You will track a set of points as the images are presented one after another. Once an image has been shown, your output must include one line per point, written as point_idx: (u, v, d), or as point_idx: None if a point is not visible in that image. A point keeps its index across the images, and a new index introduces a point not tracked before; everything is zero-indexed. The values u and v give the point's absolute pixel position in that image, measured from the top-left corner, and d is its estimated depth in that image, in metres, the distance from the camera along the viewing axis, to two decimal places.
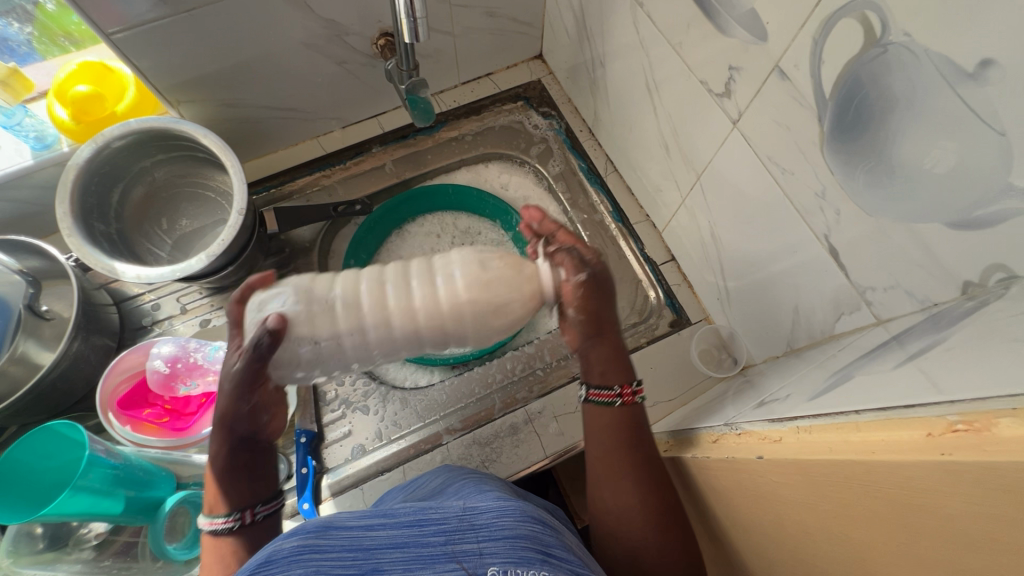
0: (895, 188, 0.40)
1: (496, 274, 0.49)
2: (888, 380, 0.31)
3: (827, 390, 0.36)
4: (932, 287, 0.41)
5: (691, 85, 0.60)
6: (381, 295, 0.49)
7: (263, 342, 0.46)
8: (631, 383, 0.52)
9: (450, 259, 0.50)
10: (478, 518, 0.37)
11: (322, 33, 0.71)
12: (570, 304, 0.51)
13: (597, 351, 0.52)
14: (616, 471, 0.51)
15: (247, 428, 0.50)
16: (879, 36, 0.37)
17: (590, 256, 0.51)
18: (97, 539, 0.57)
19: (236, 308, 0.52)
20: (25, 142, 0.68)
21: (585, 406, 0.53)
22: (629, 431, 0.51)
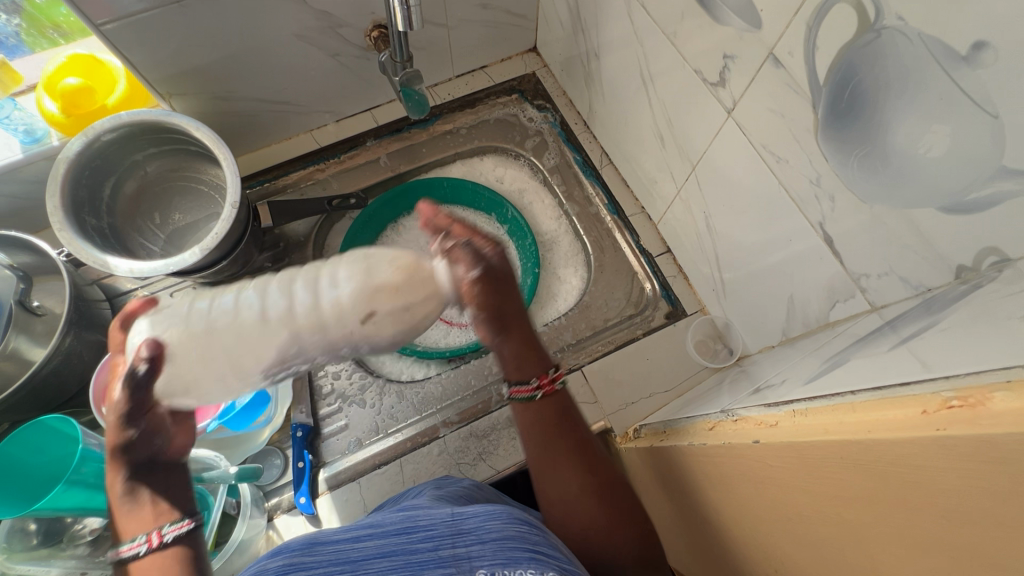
0: (889, 174, 0.40)
1: (386, 280, 0.44)
2: (884, 362, 0.31)
3: (823, 374, 0.36)
4: (926, 273, 0.41)
5: (686, 75, 0.60)
6: (292, 301, 0.44)
7: (139, 371, 0.46)
8: (548, 371, 0.51)
9: (334, 265, 0.45)
10: (466, 523, 0.38)
11: (314, 25, 0.71)
12: (469, 302, 0.48)
13: (507, 347, 0.51)
14: (550, 460, 0.51)
15: (140, 451, 0.47)
16: (872, 22, 0.37)
17: (486, 250, 0.48)
18: (92, 535, 0.56)
19: (132, 341, 0.48)
20: (14, 136, 0.67)
21: (511, 403, 0.52)
22: (550, 416, 0.52)
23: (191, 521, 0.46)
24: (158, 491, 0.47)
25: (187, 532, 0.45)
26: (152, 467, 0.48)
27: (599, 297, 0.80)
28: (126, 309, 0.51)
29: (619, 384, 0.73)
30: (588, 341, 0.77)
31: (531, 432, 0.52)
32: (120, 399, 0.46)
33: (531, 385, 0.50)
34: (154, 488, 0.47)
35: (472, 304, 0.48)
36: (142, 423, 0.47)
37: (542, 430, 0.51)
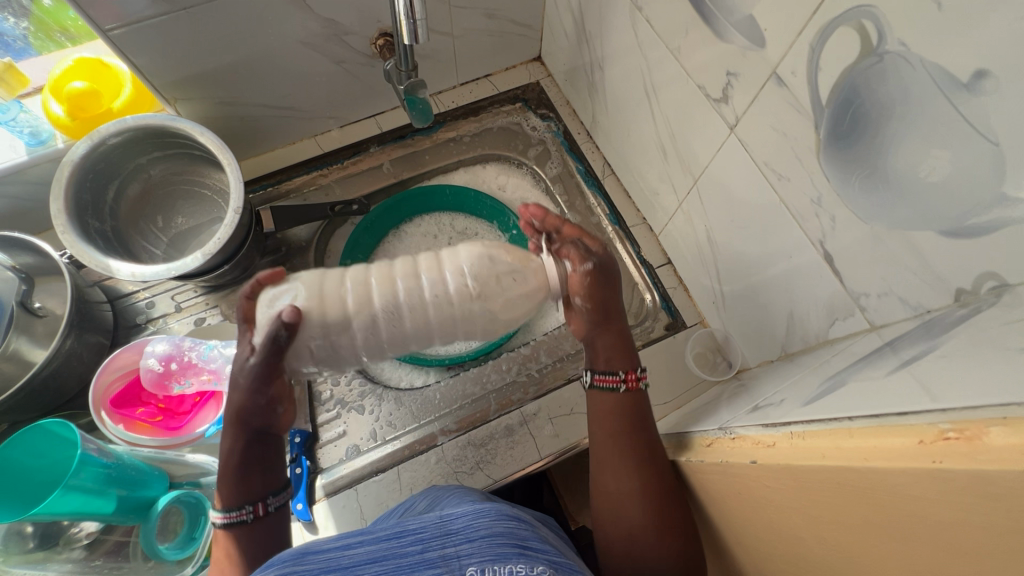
0: (890, 195, 0.41)
1: (507, 268, 0.50)
2: (879, 388, 0.31)
3: (820, 396, 0.36)
4: (925, 294, 0.41)
5: (689, 90, 0.60)
6: (369, 289, 0.48)
7: (280, 336, 0.46)
8: (635, 369, 0.53)
9: (456, 250, 0.51)
10: (454, 523, 0.38)
11: (320, 33, 0.71)
12: (575, 293, 0.52)
13: (603, 338, 0.54)
14: (609, 459, 0.51)
15: (260, 418, 0.50)
16: (874, 45, 0.38)
17: (596, 248, 0.53)
18: (88, 538, 0.57)
19: (247, 304, 0.50)
20: (19, 138, 0.67)
21: (590, 392, 0.54)
22: (631, 415, 0.52)
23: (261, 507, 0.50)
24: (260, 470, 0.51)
25: (248, 520, 0.49)
26: (265, 438, 0.51)
27: None
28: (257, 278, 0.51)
29: None
30: None
31: (606, 433, 0.52)
32: (248, 373, 0.48)
33: (618, 376, 0.52)
34: (256, 468, 0.51)
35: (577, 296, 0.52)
36: (270, 394, 0.50)
37: (608, 432, 0.52)
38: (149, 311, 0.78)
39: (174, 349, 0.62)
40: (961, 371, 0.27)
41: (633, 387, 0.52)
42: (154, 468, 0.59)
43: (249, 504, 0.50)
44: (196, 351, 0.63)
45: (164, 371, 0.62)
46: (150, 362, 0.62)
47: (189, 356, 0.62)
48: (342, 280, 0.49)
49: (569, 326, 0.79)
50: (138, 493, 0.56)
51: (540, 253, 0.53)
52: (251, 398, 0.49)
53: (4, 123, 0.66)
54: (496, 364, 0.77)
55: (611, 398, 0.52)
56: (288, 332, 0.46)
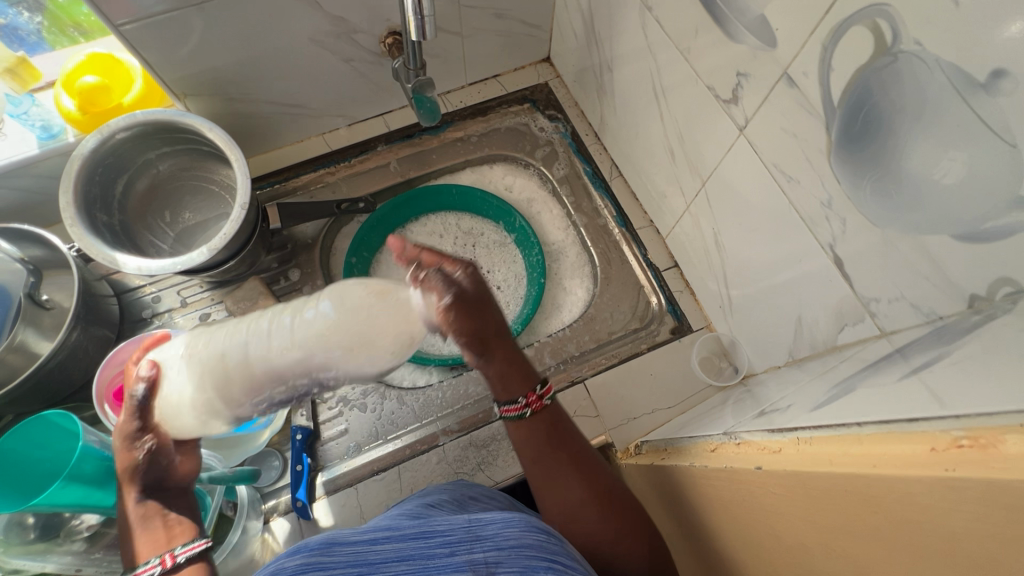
0: (902, 198, 0.40)
1: (368, 304, 0.47)
2: (889, 395, 0.31)
3: (828, 402, 0.35)
4: (937, 300, 0.40)
5: (699, 90, 0.59)
6: (304, 318, 0.46)
7: (139, 394, 0.49)
8: (535, 388, 0.52)
9: (319, 294, 0.48)
10: (484, 529, 0.39)
11: (330, 31, 0.71)
12: (447, 328, 0.50)
13: (495, 365, 0.52)
14: (552, 478, 0.51)
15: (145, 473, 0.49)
16: (889, 45, 0.37)
17: (456, 273, 0.51)
18: (88, 531, 0.56)
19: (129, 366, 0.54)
20: (31, 131, 0.67)
21: (504, 423, 0.53)
22: (549, 430, 0.52)
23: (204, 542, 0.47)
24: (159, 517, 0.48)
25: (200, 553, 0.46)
26: (161, 489, 0.50)
27: (604, 309, 0.80)
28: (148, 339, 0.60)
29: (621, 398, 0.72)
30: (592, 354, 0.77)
31: (530, 458, 0.52)
32: (121, 432, 0.49)
33: (519, 403, 0.51)
34: (154, 516, 0.48)
35: (460, 333, 0.50)
36: (152, 443, 0.49)
37: (539, 457, 0.52)
38: (156, 306, 0.79)
39: None
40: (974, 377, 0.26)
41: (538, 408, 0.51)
42: None
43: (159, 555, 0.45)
44: None
45: None
46: None
47: None
48: (277, 316, 0.47)
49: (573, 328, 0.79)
50: None
51: (410, 285, 0.50)
52: (129, 451, 0.49)
53: (15, 117, 0.67)
54: None
55: (522, 423, 0.51)
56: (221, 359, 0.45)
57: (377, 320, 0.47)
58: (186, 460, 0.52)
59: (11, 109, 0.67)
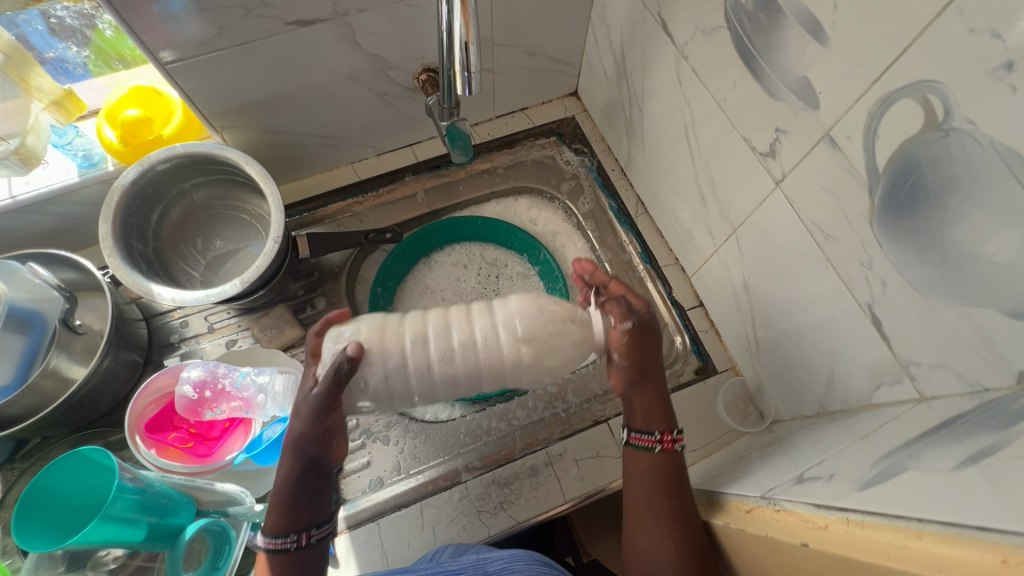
0: (950, 269, 0.40)
1: (552, 318, 0.50)
2: (945, 483, 0.30)
3: (876, 479, 0.35)
4: (983, 371, 0.40)
5: (734, 140, 0.60)
6: (382, 339, 0.49)
7: (342, 368, 0.46)
8: (672, 430, 0.52)
9: (506, 309, 0.51)
10: (490, 565, 0.46)
11: (366, 67, 0.72)
12: (614, 351, 0.51)
13: (641, 397, 0.53)
14: (639, 514, 0.51)
15: (315, 449, 0.49)
16: (940, 121, 0.37)
17: (638, 306, 0.52)
18: (114, 562, 0.58)
19: (315, 340, 0.52)
20: (72, 160, 0.69)
21: (625, 448, 0.54)
22: (664, 477, 0.51)
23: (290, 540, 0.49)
24: (309, 500, 0.50)
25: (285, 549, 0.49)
26: (320, 470, 0.50)
27: None
28: (326, 316, 0.52)
29: None
30: None
31: (638, 497, 0.52)
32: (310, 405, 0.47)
33: (654, 437, 0.51)
34: (307, 497, 0.50)
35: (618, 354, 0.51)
36: (327, 425, 0.49)
37: (647, 497, 0.51)
38: (183, 330, 0.79)
39: (208, 375, 0.62)
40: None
41: (669, 448, 0.51)
42: (183, 494, 0.59)
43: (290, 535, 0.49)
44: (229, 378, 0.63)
45: (198, 398, 0.62)
46: (185, 389, 0.62)
47: (222, 383, 0.62)
48: (403, 325, 0.50)
49: (598, 365, 0.78)
50: (166, 520, 0.56)
51: (589, 307, 0.52)
52: (310, 427, 0.48)
53: (59, 147, 0.68)
54: (521, 401, 0.76)
55: (648, 456, 0.52)
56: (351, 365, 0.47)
57: (558, 348, 0.51)
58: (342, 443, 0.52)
59: (56, 139, 0.68)
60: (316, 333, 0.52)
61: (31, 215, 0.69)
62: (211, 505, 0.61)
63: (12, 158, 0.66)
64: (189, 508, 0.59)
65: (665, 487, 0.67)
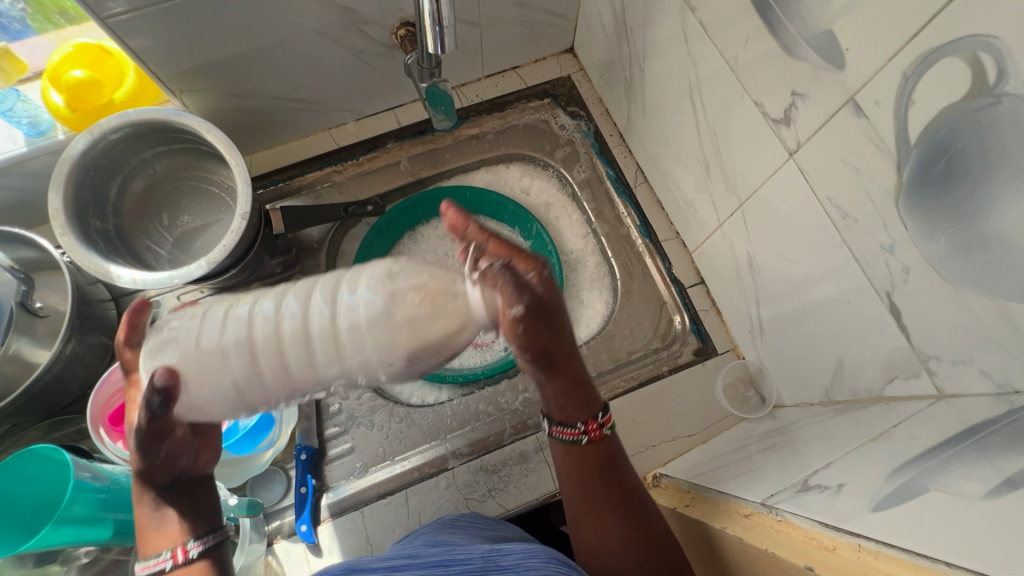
0: (987, 258, 0.35)
1: (415, 310, 0.42)
2: (976, 514, 0.26)
3: (891, 498, 0.31)
4: (1014, 372, 0.36)
5: (744, 104, 0.53)
6: (308, 309, 0.43)
7: (154, 401, 0.42)
8: (596, 416, 0.48)
9: (356, 272, 0.44)
10: (503, 559, 0.42)
11: (338, 22, 0.65)
12: (507, 338, 0.43)
13: (552, 385, 0.47)
14: (581, 505, 0.48)
15: (161, 476, 0.46)
16: (991, 85, 0.32)
17: (529, 279, 0.44)
18: (87, 556, 0.55)
19: (130, 352, 0.48)
20: (18, 128, 0.63)
21: (551, 441, 0.50)
22: (597, 465, 0.48)
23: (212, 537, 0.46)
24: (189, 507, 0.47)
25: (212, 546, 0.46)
26: (179, 487, 0.47)
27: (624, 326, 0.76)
28: (129, 308, 0.48)
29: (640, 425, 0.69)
30: (610, 376, 0.73)
31: (568, 484, 0.49)
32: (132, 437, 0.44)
33: (577, 429, 0.47)
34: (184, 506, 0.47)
35: (519, 348, 0.44)
36: (165, 451, 0.46)
37: (577, 483, 0.48)
38: (155, 311, 0.75)
39: None
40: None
41: (593, 436, 0.47)
42: None
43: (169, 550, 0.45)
44: None
45: None
46: None
47: None
48: (283, 296, 0.44)
49: (592, 346, 0.75)
50: None
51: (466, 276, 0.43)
52: (143, 460, 0.45)
53: (1, 113, 0.62)
54: (511, 384, 0.73)
55: (573, 446, 0.48)
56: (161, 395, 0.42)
57: (415, 327, 0.42)
58: (206, 450, 0.49)
59: None
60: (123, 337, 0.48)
61: None
62: None
63: None
64: None
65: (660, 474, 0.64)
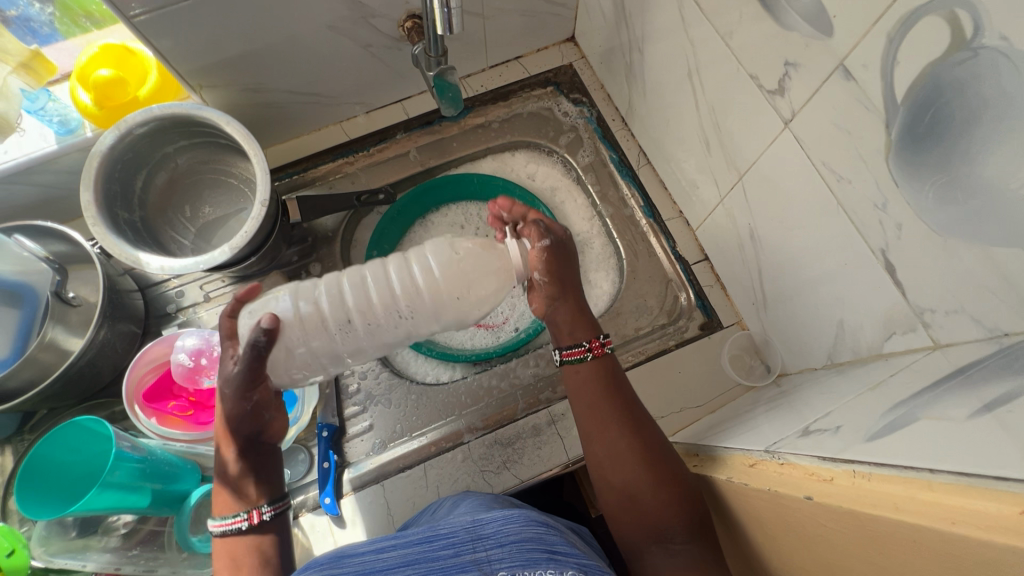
0: (974, 208, 0.37)
1: (468, 254, 0.59)
2: (964, 433, 0.28)
3: (885, 431, 0.33)
4: (1003, 316, 0.38)
5: (740, 79, 0.55)
6: (342, 291, 0.59)
7: (260, 342, 0.47)
8: (598, 336, 0.55)
9: (420, 250, 0.60)
10: (484, 529, 0.43)
11: (347, 16, 0.68)
12: (535, 267, 0.55)
13: (563, 309, 0.56)
14: (599, 418, 0.52)
15: (248, 428, 0.50)
16: (968, 39, 0.33)
17: (555, 229, 0.57)
18: (125, 527, 0.58)
19: (229, 320, 0.52)
20: (48, 127, 0.66)
21: (562, 367, 0.55)
22: (603, 377, 0.53)
23: (284, 503, 0.52)
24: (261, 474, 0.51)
25: (280, 514, 0.51)
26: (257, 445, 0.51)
27: (630, 303, 0.78)
28: (237, 296, 0.51)
29: (648, 397, 0.71)
30: (618, 350, 0.75)
31: (586, 407, 0.53)
32: (232, 383, 0.48)
33: (583, 345, 0.53)
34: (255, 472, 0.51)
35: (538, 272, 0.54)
36: (255, 401, 0.49)
37: (589, 400, 0.53)
38: (179, 300, 0.78)
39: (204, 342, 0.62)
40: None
41: (599, 354, 0.53)
42: (187, 462, 0.60)
43: (245, 512, 0.49)
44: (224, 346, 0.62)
45: (194, 365, 0.61)
46: (180, 357, 0.61)
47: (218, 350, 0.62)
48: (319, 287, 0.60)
49: (600, 323, 0.77)
50: (171, 487, 0.57)
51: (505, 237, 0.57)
52: (238, 406, 0.49)
53: (32, 112, 0.66)
54: (523, 361, 0.75)
55: (582, 368, 0.53)
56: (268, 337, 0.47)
57: (480, 282, 0.58)
58: (278, 420, 0.53)
59: (28, 104, 0.66)
60: (230, 309, 0.52)
61: (12, 185, 0.67)
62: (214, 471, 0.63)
63: None
64: (193, 475, 0.60)
65: (669, 443, 0.66)
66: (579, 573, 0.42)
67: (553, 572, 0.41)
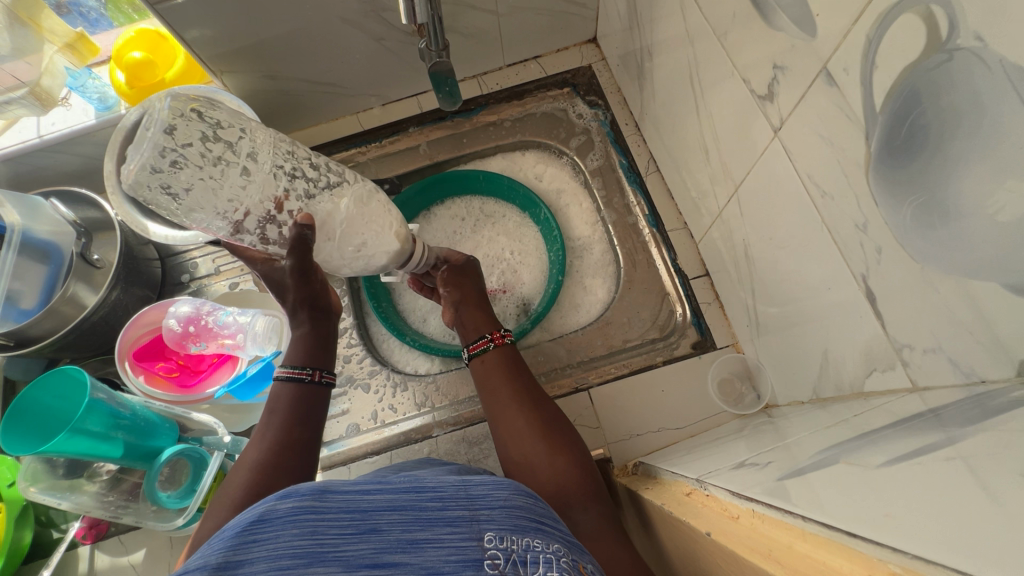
0: (947, 232, 0.32)
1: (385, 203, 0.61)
2: (877, 499, 0.25)
3: (805, 487, 0.30)
4: (980, 360, 0.33)
5: (736, 83, 0.52)
6: (290, 175, 0.59)
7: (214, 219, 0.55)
8: (499, 329, 0.67)
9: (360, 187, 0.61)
10: (473, 489, 0.41)
11: (358, 9, 0.70)
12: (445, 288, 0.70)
13: (468, 313, 0.69)
14: (504, 402, 0.62)
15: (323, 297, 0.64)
16: (943, 40, 0.29)
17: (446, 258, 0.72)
18: (108, 475, 0.62)
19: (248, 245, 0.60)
20: (90, 103, 0.75)
21: (472, 363, 0.67)
22: (503, 366, 0.64)
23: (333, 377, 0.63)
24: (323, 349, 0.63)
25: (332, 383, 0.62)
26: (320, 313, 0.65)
27: (622, 313, 0.75)
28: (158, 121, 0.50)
29: (625, 413, 0.68)
30: (601, 361, 0.73)
31: (492, 395, 0.63)
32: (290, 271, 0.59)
33: (483, 338, 0.66)
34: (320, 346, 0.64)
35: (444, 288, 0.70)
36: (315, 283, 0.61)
37: (494, 390, 0.63)
38: (194, 271, 0.84)
39: (195, 312, 0.66)
40: (983, 521, 0.20)
41: (498, 343, 0.65)
42: (166, 420, 0.65)
43: (308, 369, 0.60)
44: (213, 316, 0.67)
45: (183, 332, 0.66)
46: (171, 323, 0.66)
47: (206, 320, 0.66)
48: (174, 130, 0.50)
49: (587, 331, 0.75)
50: (147, 443, 0.62)
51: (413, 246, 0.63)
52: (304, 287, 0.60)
53: (75, 89, 0.74)
54: None
55: (485, 357, 0.65)
56: (310, 231, 0.55)
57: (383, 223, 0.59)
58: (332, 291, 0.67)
59: (72, 82, 0.74)
60: (178, 123, 0.51)
61: (59, 154, 0.76)
62: (192, 433, 0.67)
63: (30, 99, 0.71)
64: (170, 433, 0.64)
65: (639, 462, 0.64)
66: (564, 546, 0.41)
67: (540, 541, 0.39)
